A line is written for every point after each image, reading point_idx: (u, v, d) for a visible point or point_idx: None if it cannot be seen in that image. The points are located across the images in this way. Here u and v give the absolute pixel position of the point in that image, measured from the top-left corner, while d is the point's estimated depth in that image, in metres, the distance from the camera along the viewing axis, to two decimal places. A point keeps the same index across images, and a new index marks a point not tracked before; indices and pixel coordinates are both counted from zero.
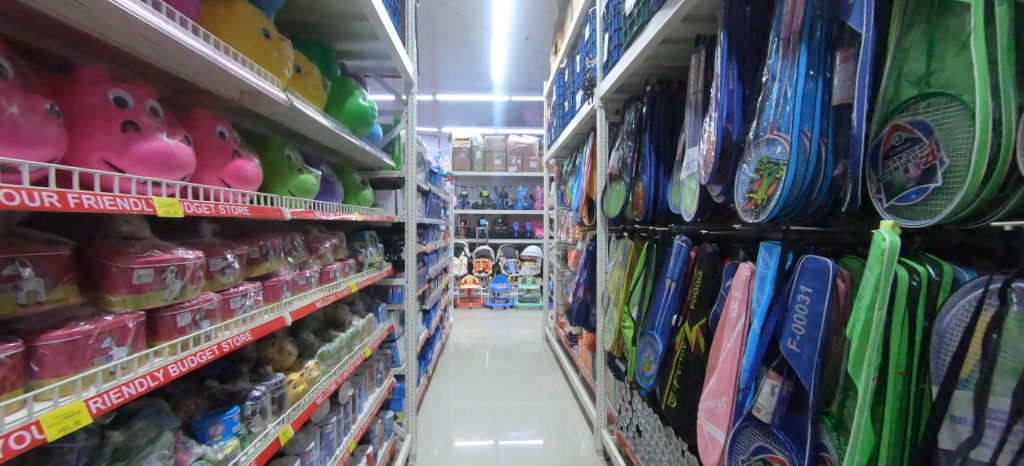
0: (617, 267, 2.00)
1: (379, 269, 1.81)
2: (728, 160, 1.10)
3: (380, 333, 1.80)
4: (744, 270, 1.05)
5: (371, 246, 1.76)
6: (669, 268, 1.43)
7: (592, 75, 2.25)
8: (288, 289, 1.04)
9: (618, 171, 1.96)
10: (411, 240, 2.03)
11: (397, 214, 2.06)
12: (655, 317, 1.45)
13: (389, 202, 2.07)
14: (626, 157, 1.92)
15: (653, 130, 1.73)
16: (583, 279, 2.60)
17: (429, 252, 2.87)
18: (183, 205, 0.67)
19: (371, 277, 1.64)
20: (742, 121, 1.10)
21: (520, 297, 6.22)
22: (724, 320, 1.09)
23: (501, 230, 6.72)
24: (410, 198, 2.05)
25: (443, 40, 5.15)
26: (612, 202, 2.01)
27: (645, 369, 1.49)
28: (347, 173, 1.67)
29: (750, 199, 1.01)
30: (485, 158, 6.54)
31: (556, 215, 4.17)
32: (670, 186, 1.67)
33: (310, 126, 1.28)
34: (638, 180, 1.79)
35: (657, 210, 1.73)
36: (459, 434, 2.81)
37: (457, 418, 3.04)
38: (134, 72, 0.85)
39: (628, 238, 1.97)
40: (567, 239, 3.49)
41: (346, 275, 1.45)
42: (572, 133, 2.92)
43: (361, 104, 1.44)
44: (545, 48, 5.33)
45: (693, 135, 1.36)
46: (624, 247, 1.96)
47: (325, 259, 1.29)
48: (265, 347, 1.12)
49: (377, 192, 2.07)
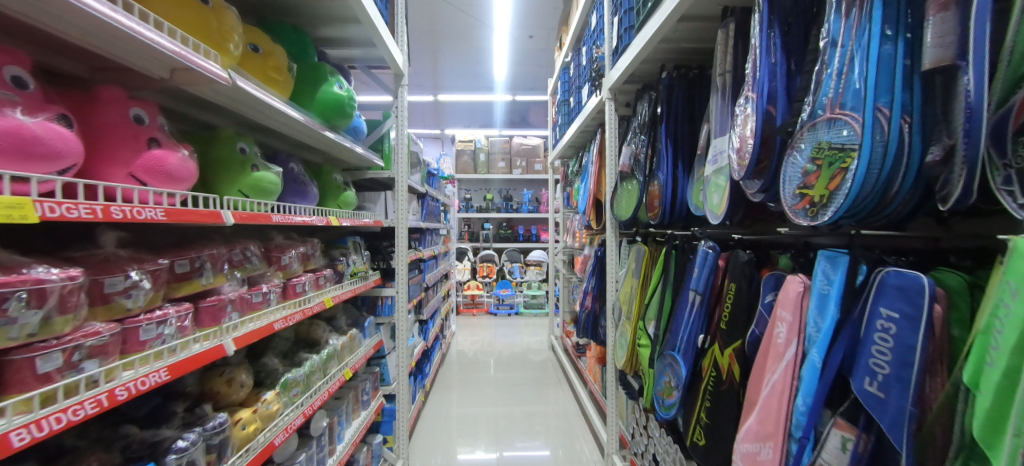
0: (630, 275, 1.80)
1: (364, 279, 1.62)
2: (770, 150, 0.90)
3: (365, 351, 1.61)
4: (794, 285, 0.84)
5: (355, 254, 1.58)
6: (693, 279, 1.22)
7: (599, 65, 2.05)
8: (235, 309, 0.86)
9: (631, 169, 1.75)
10: (402, 246, 1.85)
11: (386, 217, 1.88)
12: (676, 335, 1.25)
13: (378, 205, 1.89)
14: (639, 153, 1.72)
15: (670, 121, 1.53)
16: (591, 288, 2.39)
17: (425, 258, 2.68)
18: (39, 207, 0.48)
19: (353, 289, 1.45)
20: (786, 102, 0.90)
21: (525, 304, 6.02)
22: (768, 346, 0.89)
23: (506, 234, 6.53)
24: (401, 200, 1.87)
25: (445, 39, 5.01)
26: (623, 204, 1.81)
27: (664, 396, 1.29)
28: (327, 172, 1.49)
29: (802, 195, 0.80)
30: (489, 160, 6.37)
31: (562, 218, 3.97)
32: (691, 185, 1.46)
33: (273, 117, 1.10)
34: (654, 178, 1.58)
35: (676, 212, 1.53)
36: (463, 444, 2.64)
37: (460, 426, 2.88)
38: (24, 41, 0.67)
39: (641, 243, 1.76)
40: (574, 244, 3.29)
41: (320, 288, 1.26)
42: (578, 130, 2.73)
43: (336, 92, 1.25)
44: (549, 46, 5.17)
45: (722, 124, 1.15)
46: (637, 253, 1.76)
47: (290, 271, 1.10)
48: (211, 378, 0.94)
49: (365, 194, 1.90)
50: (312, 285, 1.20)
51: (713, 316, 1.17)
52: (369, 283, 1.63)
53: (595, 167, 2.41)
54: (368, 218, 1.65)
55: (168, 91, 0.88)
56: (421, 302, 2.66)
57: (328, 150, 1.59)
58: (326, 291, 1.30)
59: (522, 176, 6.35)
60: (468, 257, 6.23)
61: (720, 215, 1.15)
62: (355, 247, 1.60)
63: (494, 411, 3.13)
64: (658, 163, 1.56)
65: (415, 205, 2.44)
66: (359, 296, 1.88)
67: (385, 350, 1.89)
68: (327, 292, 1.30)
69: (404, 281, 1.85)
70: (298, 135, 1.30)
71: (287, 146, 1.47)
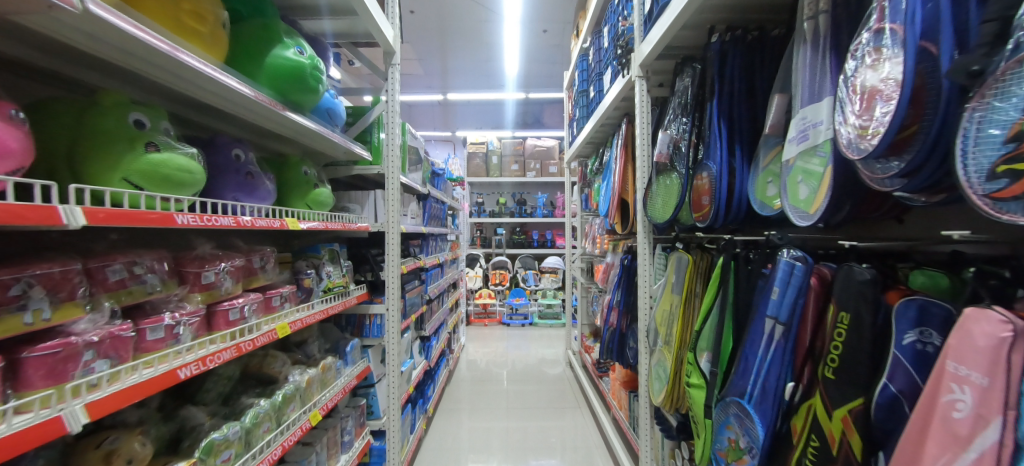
0: (669, 289, 1.46)
1: (344, 295, 1.33)
2: (928, 106, 0.56)
3: (344, 384, 1.32)
4: (991, 327, 0.51)
5: (332, 264, 1.29)
6: (770, 302, 0.89)
7: (626, 38, 1.74)
8: (104, 356, 0.58)
9: (669, 160, 1.42)
10: (393, 254, 1.55)
11: (375, 221, 1.58)
12: (746, 377, 0.91)
13: (366, 207, 1.58)
14: (678, 140, 1.38)
15: (722, 96, 1.20)
16: (616, 301, 2.06)
17: (427, 267, 2.39)
18: None
19: (326, 309, 1.17)
20: (961, 30, 0.56)
21: (540, 314, 5.68)
22: (930, 422, 0.55)
23: (519, 239, 6.22)
24: (392, 200, 1.58)
25: (454, 36, 4.78)
26: (659, 204, 1.47)
27: (730, 461, 0.94)
28: (294, 164, 1.21)
29: (1012, 171, 0.47)
30: (502, 163, 6.09)
31: (579, 223, 3.65)
32: (755, 176, 1.12)
33: (195, 81, 0.83)
34: (702, 169, 1.25)
35: (734, 212, 1.18)
36: (475, 459, 2.39)
37: (470, 440, 2.61)
38: None
39: (683, 250, 1.43)
40: (594, 251, 2.96)
41: (274, 310, 0.98)
42: (598, 122, 2.41)
43: (290, 58, 0.97)
44: (565, 42, 4.89)
45: (815, 84, 0.82)
46: (678, 264, 1.42)
47: (218, 292, 0.81)
48: (83, 452, 0.65)
49: (351, 194, 1.61)
50: (257, 309, 0.91)
51: (804, 355, 0.84)
52: (350, 299, 1.35)
53: (620, 163, 2.07)
54: (348, 222, 1.36)
55: (14, 30, 0.61)
56: (423, 316, 2.37)
57: (297, 138, 1.31)
58: (284, 314, 1.01)
59: (536, 179, 6.05)
60: (480, 264, 5.93)
61: (817, 213, 0.81)
62: (334, 256, 1.31)
63: (507, 426, 2.83)
64: (706, 150, 1.23)
65: (415, 207, 2.15)
66: (343, 314, 1.59)
67: (374, 377, 1.59)
68: (284, 315, 1.01)
69: (395, 296, 1.56)
70: (244, 113, 1.02)
71: (240, 132, 1.20)
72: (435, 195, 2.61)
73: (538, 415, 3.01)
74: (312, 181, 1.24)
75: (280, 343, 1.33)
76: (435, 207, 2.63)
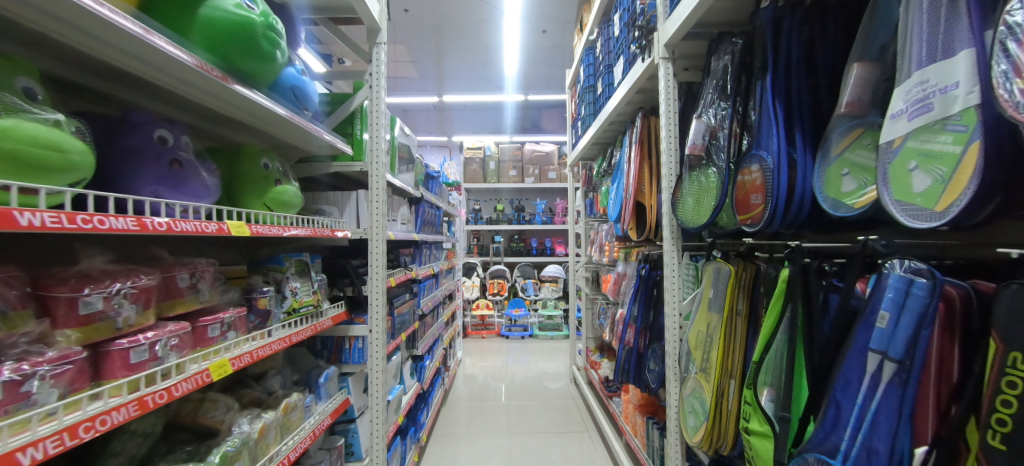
0: (705, 306, 1.23)
1: (315, 317, 1.09)
2: None
3: (315, 426, 1.06)
4: None
5: (300, 279, 1.05)
6: (874, 332, 0.66)
7: (644, 18, 1.52)
8: None
9: (704, 153, 1.20)
10: (377, 265, 1.31)
11: (358, 227, 1.35)
12: (840, 431, 0.68)
13: (348, 211, 1.36)
14: (716, 129, 1.17)
15: (777, 72, 0.98)
16: (633, 315, 1.82)
17: (420, 278, 2.15)
18: None
19: (289, 336, 0.93)
20: None
21: (540, 325, 5.37)
22: None
23: (518, 247, 6.01)
24: (376, 202, 1.34)
25: (449, 36, 4.60)
26: (692, 205, 1.25)
27: None
28: (250, 155, 0.97)
29: None
30: (499, 168, 5.89)
31: (583, 230, 3.42)
32: (824, 168, 0.91)
33: (78, 22, 0.59)
34: (752, 161, 1.03)
35: (796, 214, 0.96)
36: None
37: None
38: None
39: (722, 259, 1.20)
40: (602, 259, 2.72)
41: (209, 343, 0.74)
42: (607, 119, 2.20)
43: (233, 11, 0.75)
44: (565, 43, 4.73)
45: (942, 34, 0.61)
46: (716, 276, 1.20)
47: (110, 326, 0.57)
48: None
49: (329, 195, 1.38)
50: (181, 345, 0.67)
51: (929, 405, 0.61)
52: (325, 322, 1.12)
53: (634, 162, 1.85)
54: (320, 227, 1.12)
55: None
56: (415, 333, 2.12)
57: (257, 124, 1.07)
58: (226, 347, 0.78)
59: (535, 184, 5.84)
60: (477, 273, 5.68)
61: (949, 211, 0.59)
62: (303, 268, 1.08)
63: (508, 447, 2.59)
64: (758, 137, 1.01)
65: (405, 211, 1.92)
66: (318, 336, 1.34)
67: (354, 411, 1.33)
68: (227, 347, 0.78)
69: (380, 316, 1.32)
70: (170, 82, 0.79)
71: (175, 110, 0.96)
72: (430, 198, 2.37)
73: (541, 436, 2.74)
74: (279, 178, 1.01)
75: (235, 377, 1.08)
76: (429, 212, 2.40)
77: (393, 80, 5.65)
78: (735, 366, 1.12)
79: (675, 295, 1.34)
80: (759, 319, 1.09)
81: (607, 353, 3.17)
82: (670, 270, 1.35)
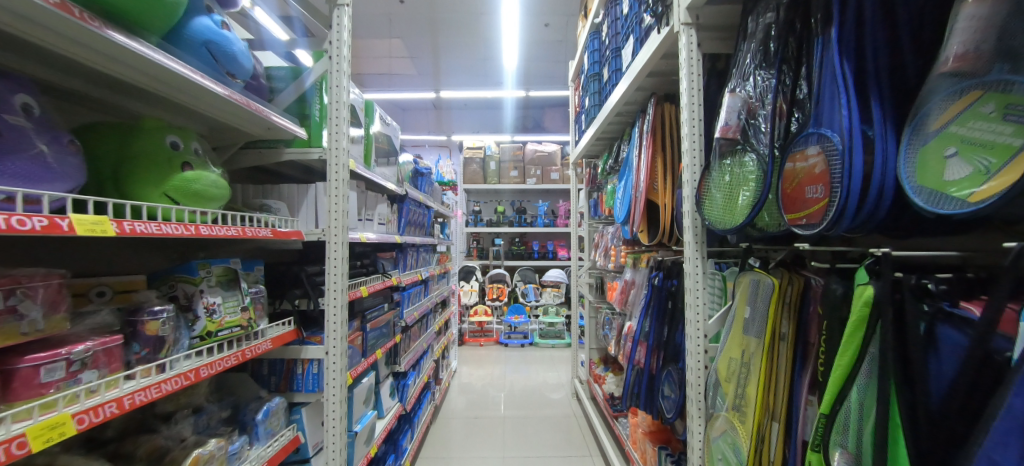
0: (740, 328, 0.98)
1: (246, 342, 0.86)
2: None
3: None
4: None
5: (221, 293, 0.81)
6: None
7: None
8: None
9: (739, 136, 0.95)
10: (336, 273, 1.08)
11: (316, 227, 1.13)
12: None
13: (305, 208, 1.14)
14: (755, 105, 0.92)
15: (845, 25, 0.75)
16: (644, 331, 1.57)
17: (403, 285, 1.91)
18: None
19: (194, 370, 0.70)
20: None
21: (541, 333, 5.11)
22: None
23: (519, 250, 5.78)
24: (336, 196, 1.11)
25: (448, 29, 4.39)
26: (722, 202, 1.00)
27: None
28: (151, 129, 0.74)
29: None
30: (500, 168, 5.67)
31: (587, 232, 3.19)
32: (916, 149, 0.67)
33: None
34: (809, 142, 0.79)
35: (871, 211, 0.71)
36: None
37: None
38: None
39: (763, 270, 0.96)
40: (607, 265, 2.48)
41: (41, 391, 0.51)
42: (614, 108, 1.97)
43: None
44: (569, 37, 4.52)
45: None
46: (753, 291, 0.95)
47: None
48: None
49: (282, 189, 1.16)
50: None
51: None
52: (263, 345, 0.89)
53: (645, 156, 1.61)
54: (256, 228, 0.90)
55: None
56: (396, 347, 1.88)
57: (169, 93, 0.84)
58: (76, 394, 0.54)
59: (537, 185, 5.61)
60: (476, 277, 5.43)
61: None
62: (231, 278, 0.86)
63: None
64: (819, 110, 0.77)
65: (384, 210, 1.68)
66: (264, 359, 1.11)
67: (308, 450, 1.10)
68: (79, 395, 0.55)
69: (339, 336, 1.08)
70: (5, 21, 0.55)
71: (47, 68, 0.72)
72: (417, 197, 2.14)
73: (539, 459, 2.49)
74: (194, 161, 0.78)
75: (139, 417, 0.84)
76: (416, 212, 2.17)
77: (390, 76, 5.44)
78: (778, 404, 0.91)
79: (699, 313, 1.08)
80: (809, 344, 0.89)
81: (611, 366, 2.92)
82: (692, 282, 1.09)
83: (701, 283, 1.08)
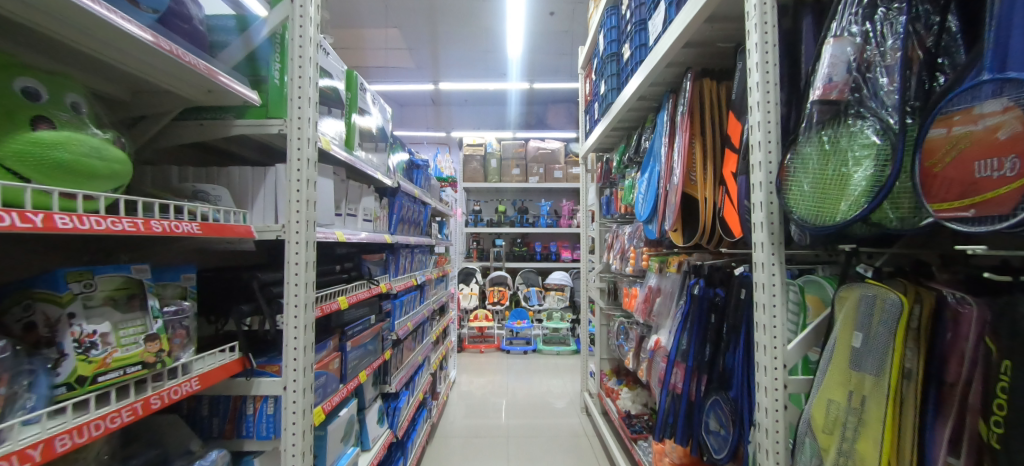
0: (843, 362, 0.71)
1: (156, 384, 0.61)
2: None
3: None
4: None
5: (109, 315, 0.56)
6: None
7: None
8: None
9: (849, 96, 0.69)
10: (297, 282, 0.82)
11: (274, 222, 0.88)
12: None
13: (262, 197, 0.89)
14: (875, 52, 0.66)
15: None
16: (681, 349, 1.31)
17: (395, 293, 1.65)
18: None
19: (41, 445, 0.44)
20: None
21: (544, 339, 4.85)
22: None
23: (520, 252, 5.51)
24: (298, 181, 0.85)
25: (446, 18, 4.13)
26: (817, 187, 0.74)
27: None
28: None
29: None
30: (501, 166, 5.41)
31: (598, 233, 2.93)
32: None
33: None
34: (981, 95, 0.53)
35: None
36: None
37: None
38: None
39: (878, 282, 0.70)
40: (624, 269, 2.22)
41: None
42: (639, 90, 1.70)
43: None
44: (575, 27, 4.27)
45: None
46: (864, 311, 0.69)
47: None
48: None
49: (231, 173, 0.90)
50: None
51: None
52: (186, 386, 0.64)
53: (682, 142, 1.35)
54: (176, 221, 0.64)
55: None
56: (386, 364, 1.61)
57: (37, 22, 0.58)
58: None
59: (540, 184, 5.36)
60: (476, 280, 5.16)
61: None
62: (132, 294, 0.60)
63: None
64: (1006, 45, 0.51)
65: (372, 205, 1.42)
66: (204, 395, 0.85)
67: None
68: None
69: (302, 366, 0.81)
70: None
71: None
72: (410, 191, 1.86)
73: None
74: (62, 119, 0.53)
75: None
76: (409, 209, 1.90)
77: (387, 68, 5.17)
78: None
79: (775, 337, 0.82)
80: (944, 385, 0.64)
81: (626, 379, 2.66)
82: (764, 296, 0.83)
83: (779, 297, 0.82)
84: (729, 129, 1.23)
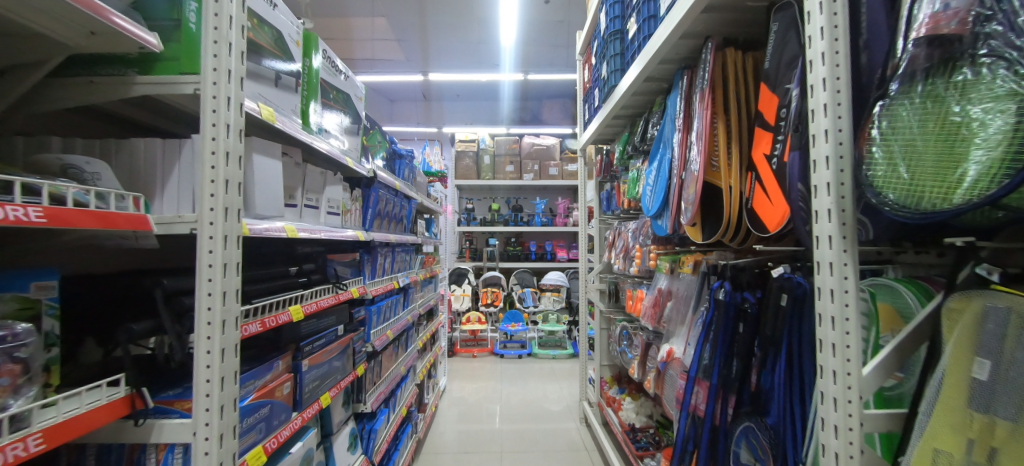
0: (959, 401, 0.51)
1: None
2: None
3: None
4: None
5: None
6: None
7: None
8: None
9: (970, 29, 0.50)
10: (211, 292, 0.60)
11: (188, 211, 0.66)
12: None
13: (175, 179, 0.68)
14: None
15: None
16: (703, 364, 1.11)
17: (370, 298, 1.43)
18: None
19: None
20: None
21: (540, 342, 4.66)
22: None
23: (514, 251, 5.31)
24: (214, 155, 0.61)
25: (436, 6, 3.93)
26: (911, 162, 0.55)
27: None
28: None
29: None
30: (495, 163, 5.21)
31: (597, 230, 2.74)
32: None
33: None
34: None
35: None
36: None
37: None
38: None
39: (1011, 290, 0.50)
40: (628, 269, 2.03)
41: None
42: (648, 67, 1.50)
43: None
44: (571, 17, 4.09)
45: None
46: (993, 333, 0.49)
47: None
48: None
49: (135, 147, 0.69)
50: None
51: None
52: (10, 451, 0.41)
53: (703, 122, 1.16)
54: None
55: None
56: (359, 381, 1.39)
57: None
58: None
59: (535, 181, 5.16)
60: (469, 280, 4.95)
61: None
62: None
63: None
64: None
65: (340, 196, 1.21)
66: (89, 442, 0.63)
67: None
68: None
69: (218, 405, 0.60)
70: None
71: None
72: (390, 182, 1.65)
73: None
74: None
75: None
76: (390, 203, 1.69)
77: (374, 60, 4.95)
78: None
79: (849, 360, 0.62)
80: None
81: (628, 387, 2.47)
82: (833, 307, 0.63)
83: (855, 308, 0.61)
84: (761, 104, 1.04)
